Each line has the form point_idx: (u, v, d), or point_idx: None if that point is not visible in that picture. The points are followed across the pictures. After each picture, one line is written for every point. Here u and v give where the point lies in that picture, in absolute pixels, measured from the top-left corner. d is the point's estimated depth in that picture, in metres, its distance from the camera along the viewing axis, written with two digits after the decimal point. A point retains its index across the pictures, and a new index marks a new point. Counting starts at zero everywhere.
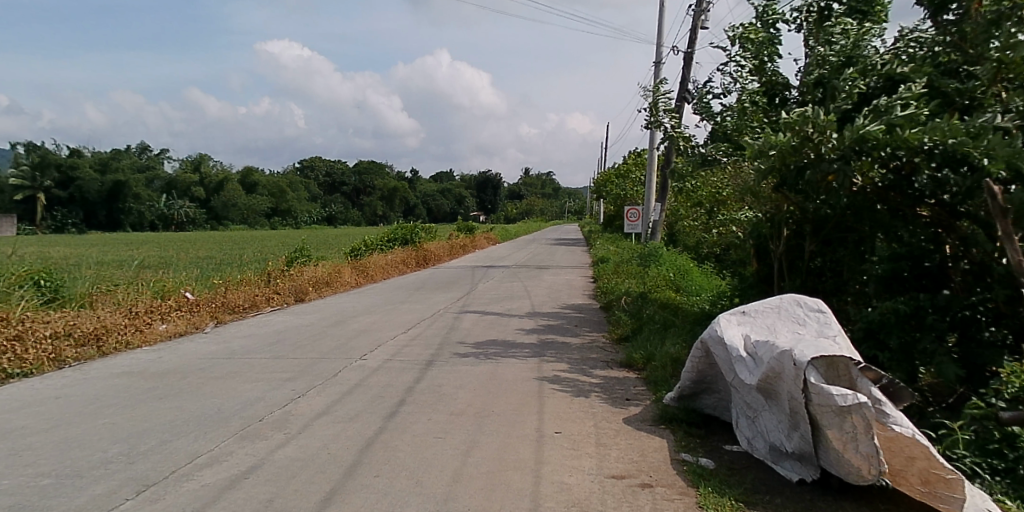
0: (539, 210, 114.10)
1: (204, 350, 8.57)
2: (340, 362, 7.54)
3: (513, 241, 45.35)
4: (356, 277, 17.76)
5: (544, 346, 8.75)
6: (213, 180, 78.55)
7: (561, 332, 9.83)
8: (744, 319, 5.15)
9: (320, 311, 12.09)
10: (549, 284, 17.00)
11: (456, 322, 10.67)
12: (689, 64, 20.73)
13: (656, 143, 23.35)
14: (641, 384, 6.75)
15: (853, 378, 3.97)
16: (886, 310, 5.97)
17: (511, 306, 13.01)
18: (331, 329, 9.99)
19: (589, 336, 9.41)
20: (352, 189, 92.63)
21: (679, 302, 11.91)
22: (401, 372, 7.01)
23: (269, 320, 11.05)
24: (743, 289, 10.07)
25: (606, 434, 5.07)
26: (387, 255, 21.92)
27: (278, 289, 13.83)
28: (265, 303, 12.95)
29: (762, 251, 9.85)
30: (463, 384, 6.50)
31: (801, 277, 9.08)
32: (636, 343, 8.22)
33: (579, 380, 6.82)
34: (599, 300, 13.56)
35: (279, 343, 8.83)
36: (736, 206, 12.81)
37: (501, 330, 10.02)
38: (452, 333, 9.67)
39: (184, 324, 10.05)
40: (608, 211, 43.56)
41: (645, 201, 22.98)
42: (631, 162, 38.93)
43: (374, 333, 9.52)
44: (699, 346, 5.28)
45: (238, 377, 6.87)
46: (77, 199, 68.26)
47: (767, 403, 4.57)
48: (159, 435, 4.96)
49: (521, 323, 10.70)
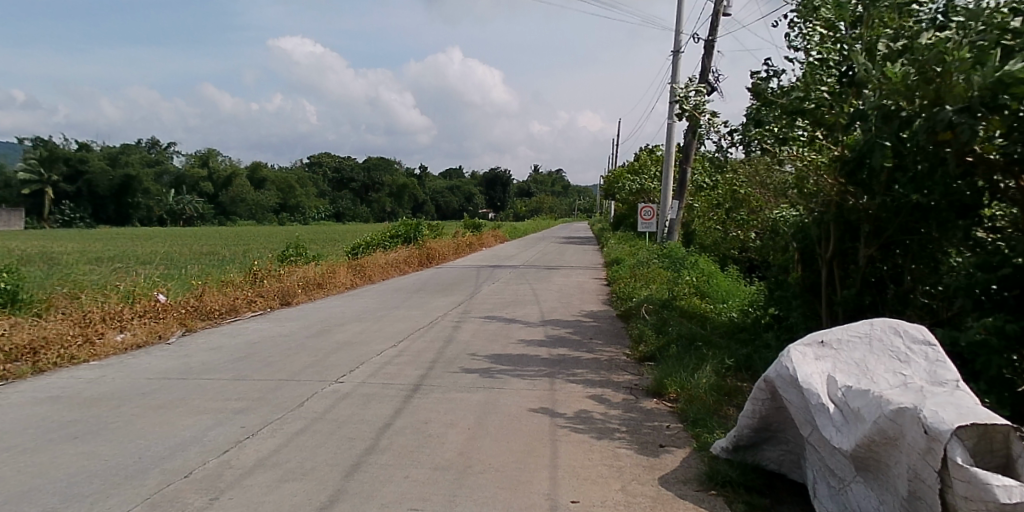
0: (549, 208, 112.65)
1: (158, 366, 7.35)
2: (310, 387, 6.28)
3: (523, 240, 44.06)
4: (351, 277, 16.50)
5: (555, 364, 7.45)
6: (222, 175, 77.72)
7: (574, 346, 8.56)
8: (823, 352, 3.89)
9: (305, 318, 10.87)
10: (560, 288, 15.70)
11: (455, 332, 9.40)
12: (711, 52, 19.39)
13: (673, 137, 22.02)
14: (674, 421, 5.47)
15: (1012, 455, 2.70)
16: (983, 332, 4.62)
17: (518, 313, 11.74)
18: (309, 341, 8.75)
19: (608, 352, 8.13)
20: (361, 186, 91.50)
21: (708, 313, 10.57)
22: (381, 402, 5.76)
23: (247, 328, 9.83)
24: (783, 298, 8.74)
25: (638, 505, 3.80)
26: (388, 254, 20.69)
27: (263, 291, 12.60)
28: (246, 307, 11.70)
29: (807, 256, 8.44)
30: (455, 421, 5.24)
31: (856, 287, 7.74)
32: (664, 364, 6.93)
33: (597, 414, 5.55)
34: (616, 306, 12.24)
35: (246, 359, 7.58)
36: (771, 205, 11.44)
37: (505, 342, 8.76)
38: (449, 347, 8.40)
39: (144, 333, 8.78)
40: (620, 210, 42.21)
41: (662, 198, 21.62)
42: (645, 158, 37.51)
43: (360, 347, 8.28)
44: (761, 385, 4.03)
45: (182, 408, 5.63)
46: (85, 193, 67.51)
47: (860, 474, 3.32)
48: (47, 501, 3.75)
49: (528, 333, 9.44)
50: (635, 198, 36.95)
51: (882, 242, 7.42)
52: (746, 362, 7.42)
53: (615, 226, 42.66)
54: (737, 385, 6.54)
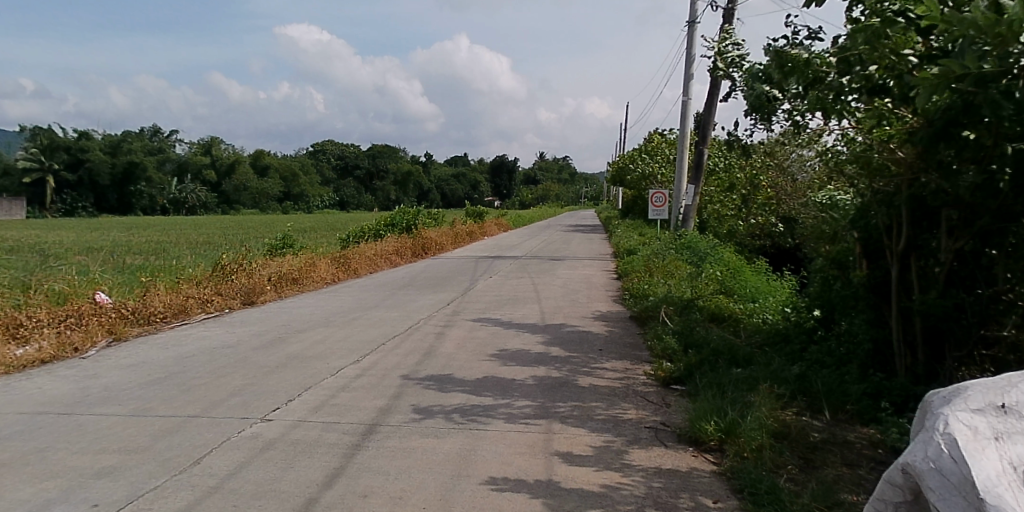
0: (555, 195, 110.68)
1: (48, 392, 5.73)
2: (222, 430, 4.65)
3: (528, 228, 42.33)
4: (333, 271, 14.88)
5: (555, 390, 5.80)
6: (225, 162, 76.15)
7: (582, 361, 6.96)
8: (1007, 425, 2.28)
9: (265, 321, 9.26)
10: (565, 282, 14.08)
11: (436, 342, 7.76)
12: (729, 21, 17.60)
13: (688, 117, 20.25)
14: (723, 486, 3.88)
15: None
16: None
17: (516, 314, 10.08)
18: (255, 354, 7.13)
19: (622, 372, 6.46)
20: (365, 173, 89.58)
21: (739, 317, 8.90)
22: (312, 456, 4.17)
23: (190, 337, 8.25)
24: (842, 301, 7.03)
25: None
26: (379, 244, 19.05)
27: (224, 289, 10.98)
28: (199, 308, 10.08)
29: (873, 247, 6.68)
30: (408, 492, 3.65)
31: (938, 290, 6.01)
32: (698, 394, 5.31)
33: (613, 477, 3.95)
34: (630, 306, 10.56)
35: (164, 383, 5.96)
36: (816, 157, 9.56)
37: (495, 357, 7.11)
38: (424, 364, 6.76)
39: (54, 345, 7.17)
40: (628, 196, 40.45)
41: (676, 184, 19.88)
42: (656, 141, 35.66)
43: (315, 362, 6.67)
44: (892, 477, 2.42)
45: (31, 466, 4.03)
46: (86, 182, 65.97)
47: None
48: None
49: (525, 343, 7.84)
50: (646, 184, 35.14)
51: (975, 232, 5.55)
52: (802, 387, 5.77)
53: (624, 214, 40.95)
54: (800, 422, 4.88)
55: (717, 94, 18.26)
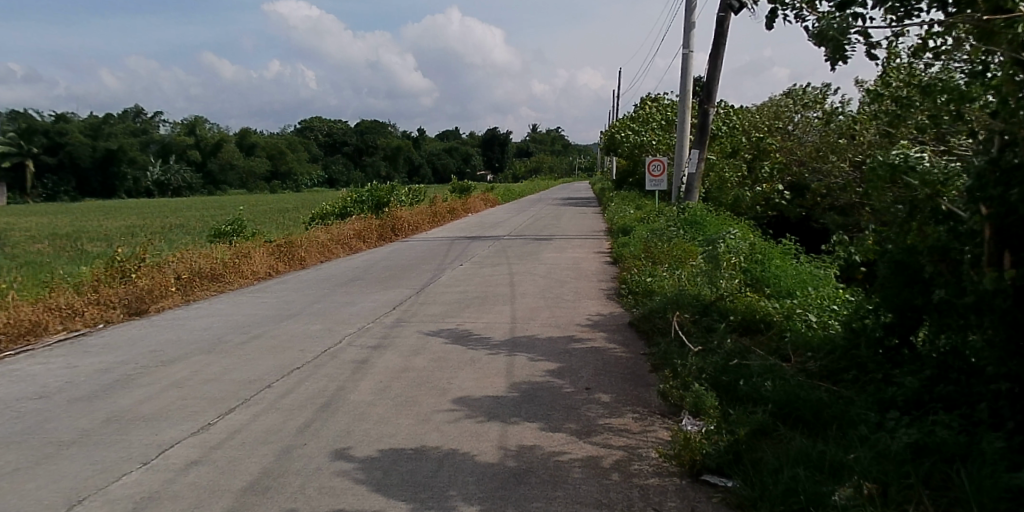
0: (547, 167, 108.12)
1: None
2: None
3: (516, 203, 39.64)
4: (271, 261, 12.39)
5: (507, 493, 3.31)
6: (210, 141, 73.00)
7: (559, 411, 4.56)
8: None
9: (134, 346, 6.75)
10: (547, 269, 11.65)
11: (348, 382, 5.24)
12: None
13: (689, 71, 17.56)
14: None
15: None
16: None
17: (479, 322, 7.60)
18: (59, 416, 4.63)
19: (621, 441, 4.04)
20: (354, 149, 84.83)
21: (778, 324, 6.43)
22: None
23: (7, 377, 5.74)
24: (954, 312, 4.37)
25: None
26: (338, 226, 16.58)
27: (105, 295, 8.49)
28: (57, 326, 7.56)
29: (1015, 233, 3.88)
30: None
31: None
32: None
33: None
34: (630, 308, 8.10)
35: None
36: (892, 83, 6.88)
37: (429, 408, 4.62)
38: (313, 426, 4.31)
39: None
40: (622, 167, 37.84)
41: (677, 151, 17.32)
42: (651, 106, 33.00)
43: (137, 434, 4.22)
44: None
45: None
46: (67, 165, 62.95)
47: None
48: None
49: (479, 375, 5.44)
50: (643, 152, 32.58)
51: None
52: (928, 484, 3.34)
53: (619, 185, 38.46)
54: None
55: (722, 45, 15.57)
